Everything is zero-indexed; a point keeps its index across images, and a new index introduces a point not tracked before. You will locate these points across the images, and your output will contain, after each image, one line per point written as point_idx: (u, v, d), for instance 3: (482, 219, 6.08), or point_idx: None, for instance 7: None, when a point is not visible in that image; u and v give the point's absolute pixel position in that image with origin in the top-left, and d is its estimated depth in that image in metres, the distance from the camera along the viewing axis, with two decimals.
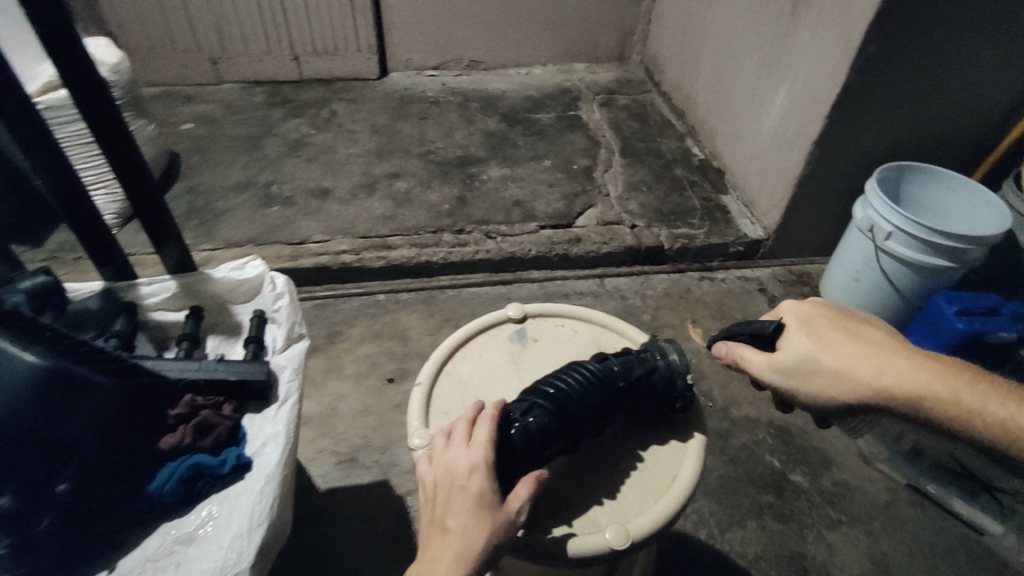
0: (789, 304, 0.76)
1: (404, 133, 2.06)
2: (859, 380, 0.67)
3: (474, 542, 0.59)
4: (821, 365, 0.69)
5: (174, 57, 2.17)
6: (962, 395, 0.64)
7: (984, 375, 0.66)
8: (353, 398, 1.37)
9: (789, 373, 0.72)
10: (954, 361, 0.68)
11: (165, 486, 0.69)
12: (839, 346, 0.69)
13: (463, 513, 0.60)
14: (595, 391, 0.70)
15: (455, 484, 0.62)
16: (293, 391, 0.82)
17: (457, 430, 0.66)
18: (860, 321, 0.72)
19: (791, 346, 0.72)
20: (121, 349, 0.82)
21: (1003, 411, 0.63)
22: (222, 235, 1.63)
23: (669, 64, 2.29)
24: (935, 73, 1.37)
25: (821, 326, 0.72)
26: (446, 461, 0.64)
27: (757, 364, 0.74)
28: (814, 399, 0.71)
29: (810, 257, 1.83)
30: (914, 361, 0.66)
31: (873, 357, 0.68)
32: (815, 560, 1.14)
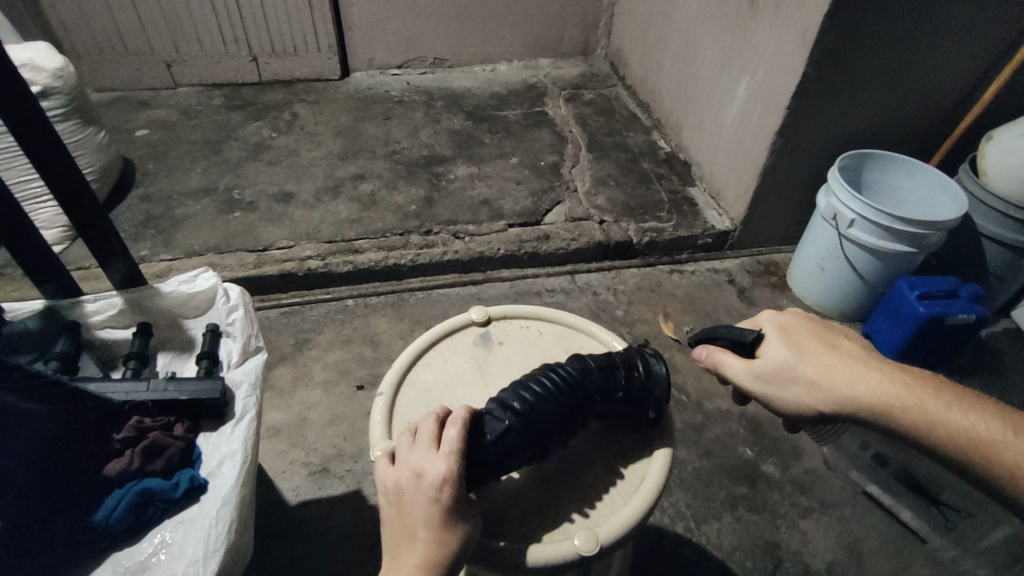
0: (769, 313, 0.76)
1: (368, 134, 2.02)
2: (832, 390, 0.67)
3: (442, 552, 0.58)
4: (797, 375, 0.69)
5: (125, 60, 2.09)
6: (932, 408, 0.65)
7: (953, 390, 0.67)
8: (323, 407, 1.34)
9: (765, 380, 0.71)
10: (926, 376, 0.68)
11: (112, 515, 0.66)
12: (816, 357, 0.69)
13: (431, 522, 0.58)
14: (570, 397, 0.68)
15: (422, 493, 0.59)
16: (251, 408, 0.78)
17: (425, 432, 0.63)
18: (835, 333, 0.72)
19: (769, 355, 0.71)
20: (60, 372, 0.78)
21: (972, 424, 0.64)
22: (181, 244, 1.58)
23: (634, 58, 2.29)
24: (890, 63, 1.39)
25: (797, 336, 0.71)
26: (412, 465, 0.60)
27: (735, 370, 0.73)
28: (788, 408, 0.71)
29: (777, 246, 1.84)
30: (887, 373, 0.67)
31: (847, 368, 0.68)
32: (790, 548, 1.14)
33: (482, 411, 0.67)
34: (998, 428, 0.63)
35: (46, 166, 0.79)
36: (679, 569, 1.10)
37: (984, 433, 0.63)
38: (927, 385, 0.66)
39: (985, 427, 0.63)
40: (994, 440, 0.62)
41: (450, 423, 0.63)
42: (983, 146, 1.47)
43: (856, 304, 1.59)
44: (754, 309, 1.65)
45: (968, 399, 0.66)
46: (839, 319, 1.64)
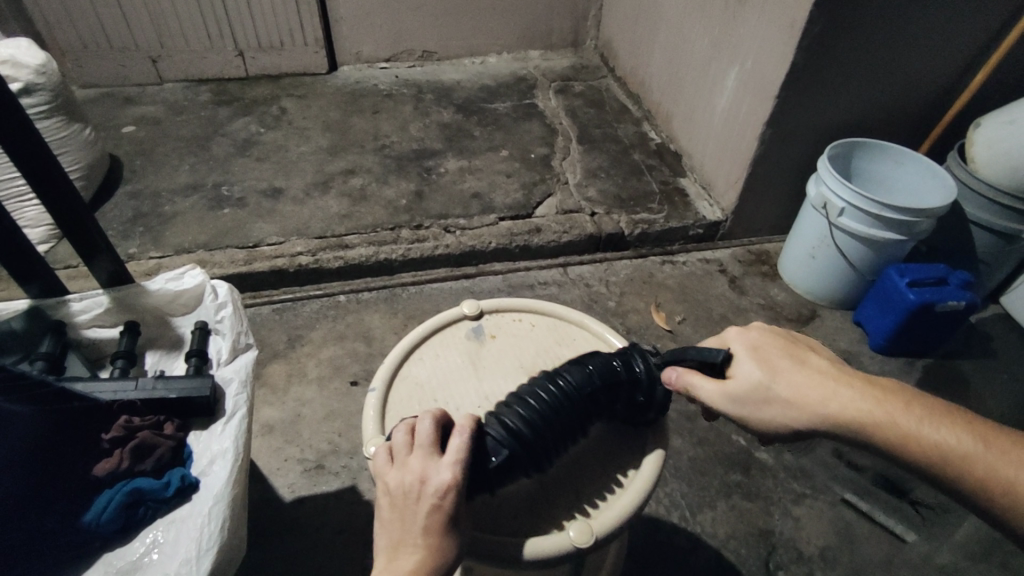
0: (737, 331, 0.72)
1: (358, 128, 2.00)
2: (808, 411, 0.64)
3: (438, 560, 0.57)
4: (773, 395, 0.66)
5: (109, 56, 2.06)
6: (905, 422, 0.62)
7: (922, 400, 0.65)
8: (317, 403, 1.34)
9: (740, 403, 0.67)
10: (894, 387, 0.66)
11: (102, 515, 0.65)
12: (787, 376, 0.66)
13: (430, 529, 0.58)
14: (573, 407, 0.68)
15: (424, 501, 0.59)
16: (241, 405, 0.78)
17: (428, 438, 0.63)
18: (804, 348, 0.70)
19: (743, 373, 0.68)
20: (47, 372, 0.77)
21: (944, 437, 0.62)
22: (170, 242, 1.56)
23: (623, 49, 2.28)
24: (878, 52, 1.39)
25: (768, 353, 0.69)
26: (416, 471, 0.60)
27: (707, 394, 0.68)
28: (763, 428, 0.67)
29: (768, 236, 1.85)
30: (856, 389, 0.64)
31: (819, 386, 0.65)
32: (784, 535, 1.15)
33: (484, 421, 0.67)
34: (970, 438, 0.61)
35: (27, 164, 0.77)
36: (674, 558, 1.11)
37: (956, 445, 0.61)
38: (897, 398, 0.64)
39: (956, 438, 0.61)
40: (968, 451, 0.61)
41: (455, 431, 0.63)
42: (971, 133, 1.48)
43: (846, 292, 1.60)
44: (746, 299, 1.65)
45: (938, 410, 0.64)
46: (830, 308, 1.65)
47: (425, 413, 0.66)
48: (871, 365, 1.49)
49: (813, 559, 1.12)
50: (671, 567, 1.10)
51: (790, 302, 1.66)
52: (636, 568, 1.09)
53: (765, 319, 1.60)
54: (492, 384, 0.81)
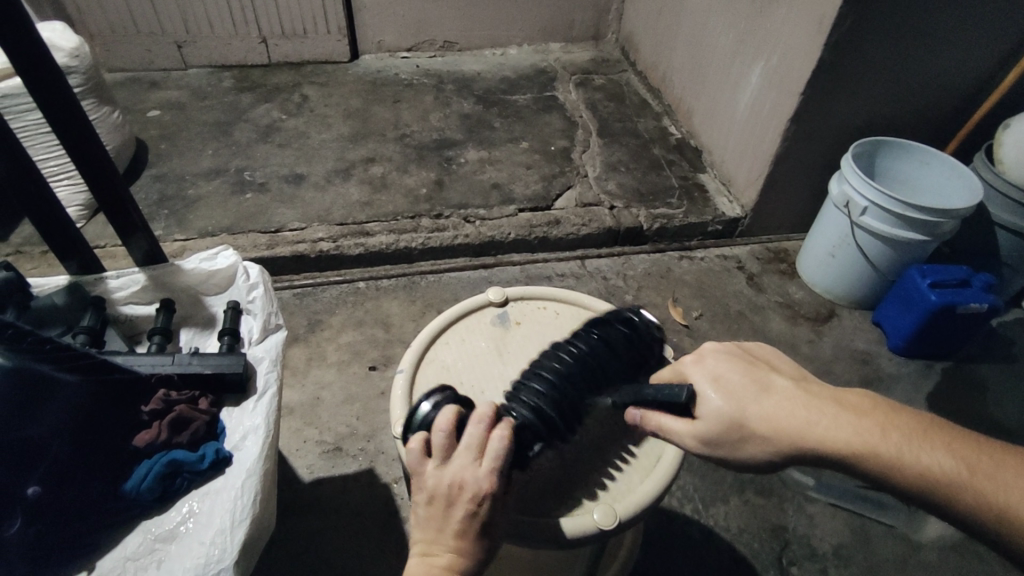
0: (692, 362, 0.66)
1: (378, 117, 2.02)
2: (790, 441, 0.59)
3: (467, 561, 0.60)
4: (748, 432, 0.61)
5: (136, 41, 2.09)
6: (889, 448, 0.58)
7: (900, 417, 0.60)
8: (338, 386, 1.36)
9: (717, 442, 0.62)
10: (867, 404, 0.62)
11: (141, 484, 0.67)
12: (758, 410, 0.61)
13: (462, 533, 0.60)
14: (589, 372, 0.70)
15: (461, 505, 0.60)
16: (272, 383, 0.80)
17: (474, 442, 0.61)
18: (766, 370, 0.64)
19: (710, 408, 0.62)
20: (89, 345, 0.79)
21: (928, 461, 0.57)
22: (195, 225, 1.59)
23: (645, 42, 2.27)
24: (908, 51, 1.39)
25: (733, 383, 0.63)
26: (456, 474, 0.60)
27: (681, 435, 0.63)
28: (743, 465, 0.63)
29: (787, 234, 1.84)
30: (834, 413, 0.60)
31: (795, 411, 0.60)
32: (797, 531, 1.16)
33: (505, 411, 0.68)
34: (954, 460, 0.57)
35: (72, 143, 0.79)
36: (687, 549, 1.12)
37: (943, 469, 0.57)
38: (874, 417, 0.60)
39: (942, 460, 0.57)
40: (956, 476, 0.57)
41: (477, 425, 0.62)
42: (999, 134, 1.46)
43: (865, 292, 1.59)
44: (763, 296, 1.65)
45: (917, 428, 0.60)
46: (848, 307, 1.64)
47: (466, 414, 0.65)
48: (888, 365, 1.49)
49: (826, 556, 1.13)
50: (685, 559, 1.11)
51: (808, 300, 1.65)
52: (650, 556, 1.11)
53: (783, 316, 1.60)
54: (517, 368, 0.83)
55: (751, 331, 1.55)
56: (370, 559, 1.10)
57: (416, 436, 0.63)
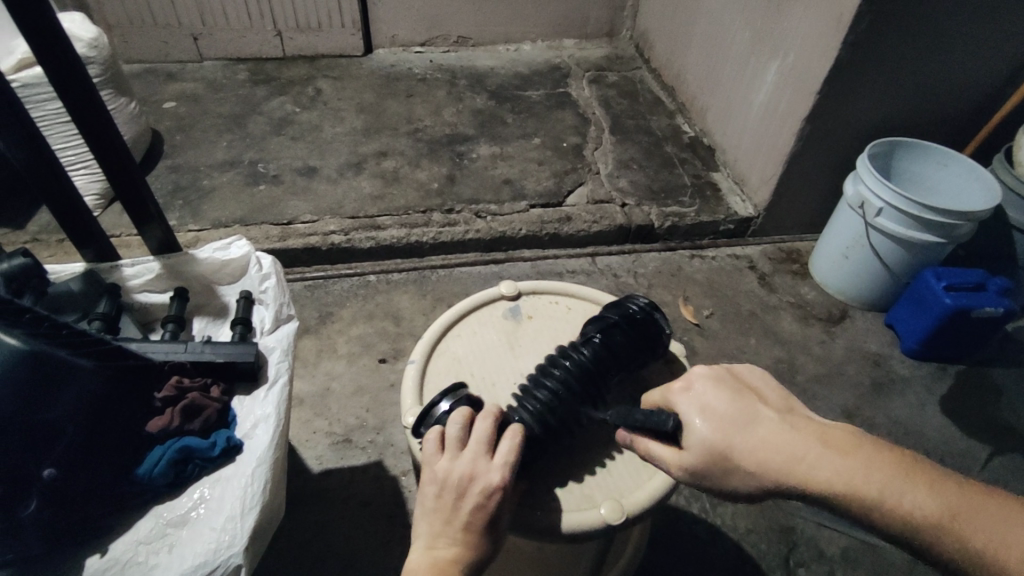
0: (682, 389, 0.66)
1: (391, 111, 2.02)
2: (773, 475, 0.58)
3: (473, 556, 0.59)
4: (733, 464, 0.60)
5: (153, 32, 2.11)
6: (871, 488, 0.55)
7: (884, 454, 0.58)
8: (347, 378, 1.37)
9: (701, 472, 0.62)
10: (851, 439, 0.59)
11: (154, 470, 0.67)
12: (742, 444, 0.60)
13: (470, 526, 0.60)
14: (588, 379, 0.71)
15: (473, 496, 0.60)
16: (283, 373, 0.81)
17: (484, 435, 0.63)
18: (754, 400, 0.64)
19: (697, 437, 0.62)
20: (104, 332, 0.80)
21: (910, 505, 0.54)
22: (208, 216, 1.60)
23: (660, 39, 2.26)
24: (927, 50, 1.37)
25: (720, 412, 0.63)
26: (467, 467, 0.61)
27: (666, 463, 0.64)
28: (729, 494, 0.62)
29: (800, 234, 1.83)
30: (817, 450, 0.58)
31: (780, 445, 0.59)
32: (805, 532, 1.15)
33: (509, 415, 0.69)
34: (937, 503, 0.54)
35: (89, 129, 0.80)
36: (694, 547, 1.12)
37: (924, 514, 0.54)
38: (858, 454, 0.57)
39: (924, 503, 0.54)
40: (938, 520, 0.54)
41: (489, 421, 0.64)
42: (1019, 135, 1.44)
43: (878, 294, 1.58)
44: (775, 296, 1.64)
45: (905, 469, 0.56)
46: (861, 309, 1.63)
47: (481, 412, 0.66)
48: (900, 368, 1.48)
49: (833, 558, 1.12)
50: (692, 557, 1.11)
51: (820, 301, 1.64)
52: (656, 554, 1.10)
53: (795, 317, 1.59)
54: (527, 362, 0.83)
55: (763, 331, 1.54)
56: (377, 550, 1.11)
57: (432, 428, 0.65)
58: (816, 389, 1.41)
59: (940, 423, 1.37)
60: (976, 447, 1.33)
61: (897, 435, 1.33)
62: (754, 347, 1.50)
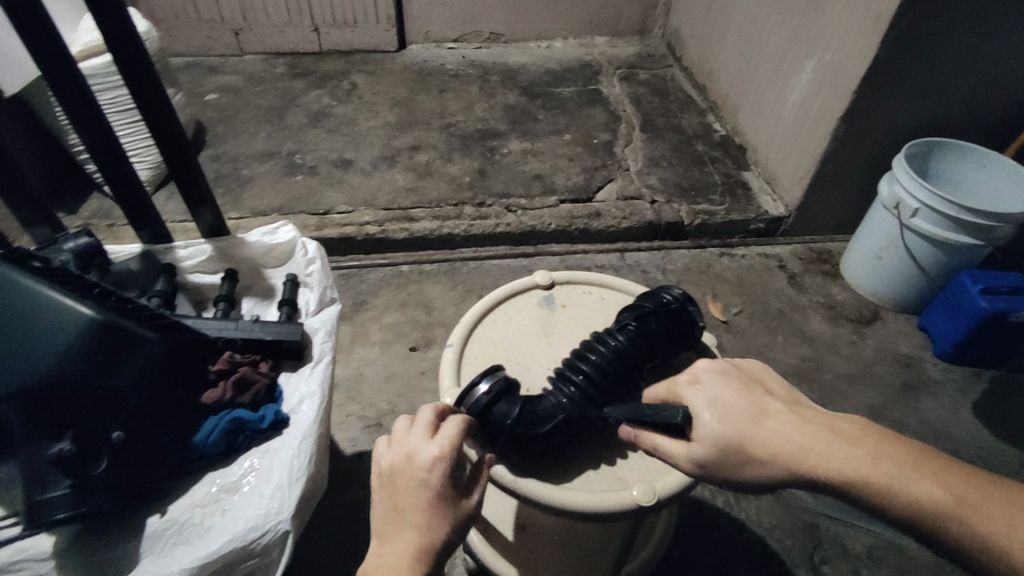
0: (688, 383, 0.65)
1: (424, 106, 2.06)
2: (786, 465, 0.57)
3: (430, 538, 0.60)
4: (743, 454, 0.59)
5: (197, 27, 2.17)
6: (877, 476, 0.54)
7: (892, 444, 0.56)
8: (379, 364, 1.40)
9: (714, 465, 0.60)
10: (858, 431, 0.58)
11: (209, 437, 0.72)
12: (749, 434, 0.59)
13: (419, 508, 0.61)
14: (625, 364, 0.72)
15: (414, 476, 0.62)
16: (327, 352, 0.84)
17: (422, 420, 0.66)
18: (761, 392, 0.63)
19: (705, 429, 0.60)
20: (163, 307, 0.84)
21: (916, 492, 0.53)
22: (248, 204, 1.65)
23: (692, 37, 2.26)
24: (967, 51, 1.36)
25: (728, 404, 0.61)
26: (407, 448, 0.64)
27: (676, 457, 0.62)
28: (740, 487, 0.60)
29: (831, 235, 1.81)
30: (825, 438, 0.57)
31: (789, 435, 0.58)
32: (830, 530, 1.15)
33: (545, 398, 0.72)
34: (944, 490, 0.52)
35: (151, 116, 0.84)
36: (718, 542, 1.13)
37: (931, 501, 0.52)
38: (866, 443, 0.56)
39: (932, 490, 0.52)
40: (945, 506, 0.52)
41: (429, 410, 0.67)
42: None
43: (912, 295, 1.56)
44: (805, 296, 1.63)
45: (912, 458, 0.55)
46: (893, 311, 1.61)
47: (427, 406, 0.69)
48: (933, 371, 1.47)
49: (859, 556, 1.12)
50: (716, 550, 1.12)
51: (851, 302, 1.63)
52: (681, 545, 1.12)
53: (824, 317, 1.58)
54: (561, 348, 0.85)
55: (791, 330, 1.54)
56: None
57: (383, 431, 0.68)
58: (844, 388, 1.41)
59: (972, 428, 1.35)
60: (1010, 451, 1.31)
61: (928, 437, 1.32)
62: (783, 345, 1.50)
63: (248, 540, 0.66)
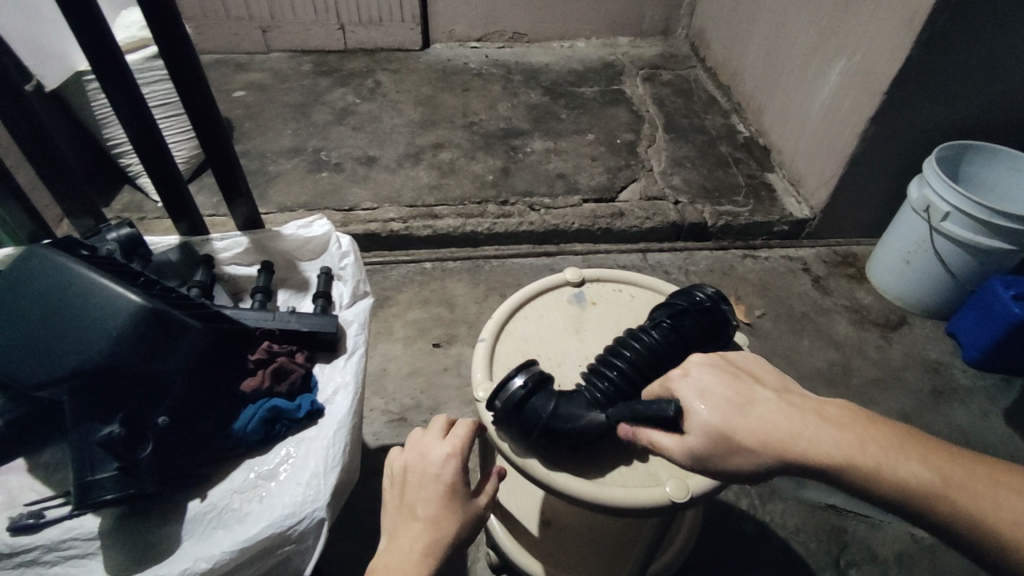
0: (677, 376, 0.63)
1: (448, 104, 2.07)
2: (775, 453, 0.56)
3: (440, 532, 0.62)
4: (736, 446, 0.57)
5: (225, 25, 2.21)
6: (867, 459, 0.55)
7: (878, 427, 0.57)
8: (403, 360, 1.42)
9: (706, 457, 0.58)
10: (846, 415, 0.58)
11: (248, 425, 0.74)
12: (740, 425, 0.58)
13: (429, 501, 0.63)
14: (658, 361, 0.73)
15: (427, 471, 0.65)
16: (361, 345, 0.85)
17: (435, 425, 0.70)
18: (749, 380, 0.61)
19: (697, 421, 0.59)
20: (202, 297, 0.87)
21: (905, 473, 0.54)
22: (274, 200, 1.67)
23: (716, 38, 2.24)
24: (1000, 53, 1.34)
25: (719, 394, 0.60)
26: (419, 448, 0.68)
27: (669, 451, 0.60)
28: (732, 478, 0.59)
29: (857, 238, 1.79)
30: (815, 425, 0.57)
31: (780, 422, 0.57)
32: (857, 535, 1.14)
33: (576, 393, 0.72)
34: (931, 471, 0.54)
35: (193, 110, 0.86)
36: (742, 544, 1.12)
37: (921, 482, 0.53)
38: (855, 427, 0.57)
39: (919, 471, 0.54)
40: (934, 487, 0.53)
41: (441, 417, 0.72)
42: None
43: (940, 300, 1.54)
44: (830, 299, 1.62)
45: (898, 439, 0.56)
46: (920, 317, 1.59)
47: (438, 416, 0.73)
48: (961, 377, 1.45)
49: (887, 562, 1.11)
50: (740, 552, 1.11)
51: (877, 306, 1.61)
52: (705, 545, 1.12)
53: (850, 321, 1.56)
54: (592, 345, 0.85)
55: (816, 333, 1.52)
56: None
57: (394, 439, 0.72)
58: (870, 393, 1.39)
59: (1003, 435, 1.33)
60: None
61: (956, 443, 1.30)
62: (807, 348, 1.49)
63: (286, 526, 0.66)
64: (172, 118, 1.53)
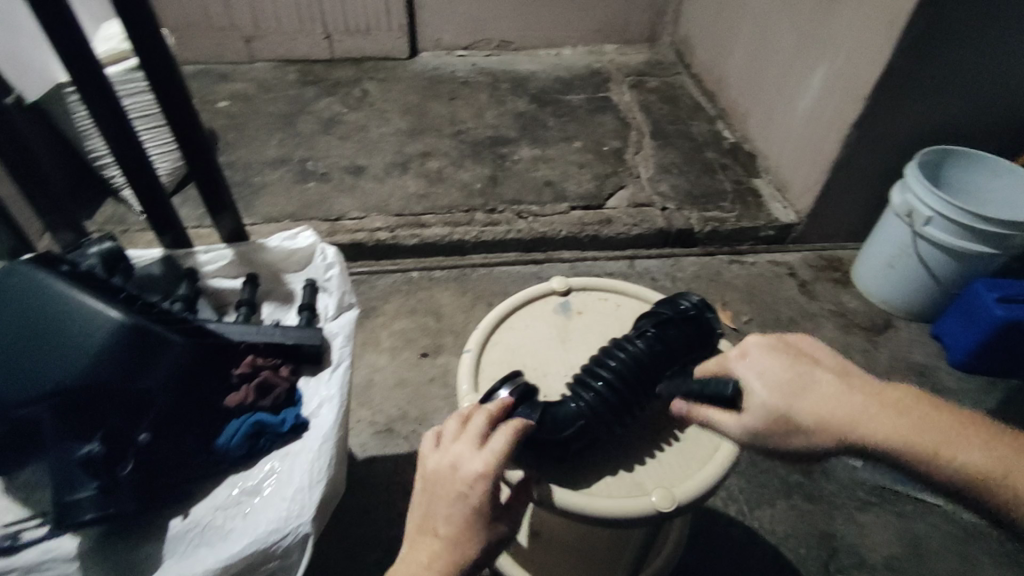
0: (737, 358, 0.67)
1: (434, 113, 2.07)
2: (832, 433, 0.60)
3: (457, 555, 0.59)
4: (795, 424, 0.62)
5: (210, 35, 2.20)
6: (923, 441, 0.58)
7: (938, 413, 0.60)
8: (389, 370, 1.41)
9: (764, 434, 0.63)
10: (905, 398, 0.62)
11: (231, 441, 0.73)
12: (800, 404, 0.62)
13: (452, 522, 0.60)
14: (643, 370, 0.72)
15: (455, 488, 0.60)
16: (346, 356, 0.85)
17: (473, 427, 0.64)
18: (810, 361, 0.65)
19: (756, 401, 0.64)
20: (185, 311, 0.86)
21: (962, 457, 0.57)
22: (260, 211, 1.67)
23: (701, 45, 2.26)
24: (979, 59, 1.37)
25: (780, 376, 0.64)
26: (452, 457, 0.62)
27: (728, 429, 0.65)
28: (789, 456, 0.64)
29: (842, 242, 1.81)
30: (874, 407, 0.60)
31: (838, 404, 0.61)
32: (844, 539, 1.15)
33: (561, 404, 0.72)
34: (989, 456, 0.57)
35: (176, 122, 0.86)
36: (731, 550, 1.12)
37: (975, 466, 0.57)
38: (914, 411, 0.60)
39: (976, 456, 0.57)
40: (990, 472, 0.56)
41: (481, 412, 0.66)
42: None
43: (924, 303, 1.56)
44: (816, 304, 1.63)
45: (957, 425, 0.59)
46: (905, 320, 1.61)
47: (479, 407, 0.67)
48: (947, 380, 1.46)
49: (874, 566, 1.12)
50: (729, 559, 1.11)
51: (862, 310, 1.63)
52: (694, 553, 1.12)
53: (836, 325, 1.58)
54: (577, 355, 0.86)
55: None
56: None
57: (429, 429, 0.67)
58: None
59: None
60: None
61: None
62: None
63: (269, 543, 0.67)
64: (154, 130, 1.51)
